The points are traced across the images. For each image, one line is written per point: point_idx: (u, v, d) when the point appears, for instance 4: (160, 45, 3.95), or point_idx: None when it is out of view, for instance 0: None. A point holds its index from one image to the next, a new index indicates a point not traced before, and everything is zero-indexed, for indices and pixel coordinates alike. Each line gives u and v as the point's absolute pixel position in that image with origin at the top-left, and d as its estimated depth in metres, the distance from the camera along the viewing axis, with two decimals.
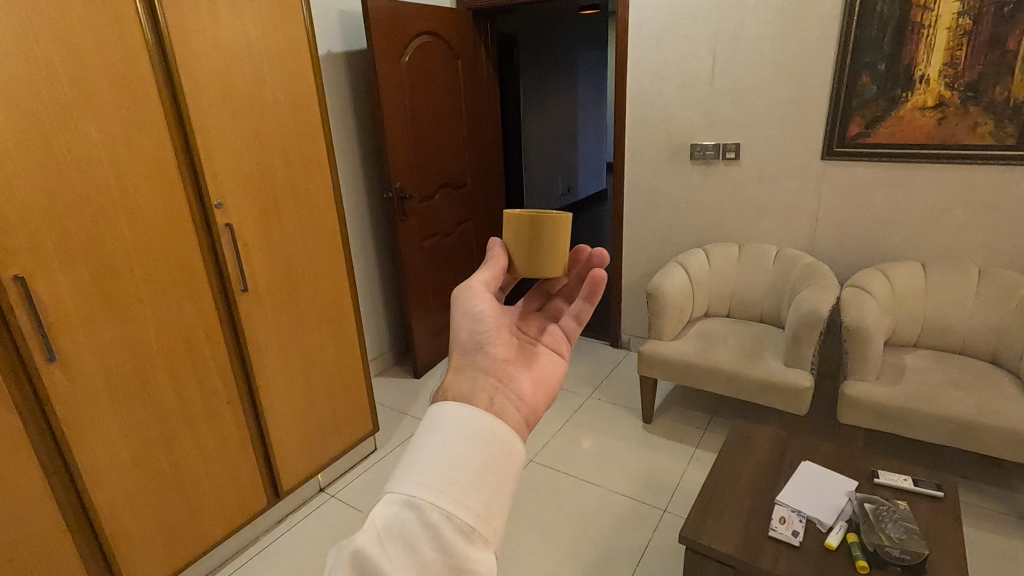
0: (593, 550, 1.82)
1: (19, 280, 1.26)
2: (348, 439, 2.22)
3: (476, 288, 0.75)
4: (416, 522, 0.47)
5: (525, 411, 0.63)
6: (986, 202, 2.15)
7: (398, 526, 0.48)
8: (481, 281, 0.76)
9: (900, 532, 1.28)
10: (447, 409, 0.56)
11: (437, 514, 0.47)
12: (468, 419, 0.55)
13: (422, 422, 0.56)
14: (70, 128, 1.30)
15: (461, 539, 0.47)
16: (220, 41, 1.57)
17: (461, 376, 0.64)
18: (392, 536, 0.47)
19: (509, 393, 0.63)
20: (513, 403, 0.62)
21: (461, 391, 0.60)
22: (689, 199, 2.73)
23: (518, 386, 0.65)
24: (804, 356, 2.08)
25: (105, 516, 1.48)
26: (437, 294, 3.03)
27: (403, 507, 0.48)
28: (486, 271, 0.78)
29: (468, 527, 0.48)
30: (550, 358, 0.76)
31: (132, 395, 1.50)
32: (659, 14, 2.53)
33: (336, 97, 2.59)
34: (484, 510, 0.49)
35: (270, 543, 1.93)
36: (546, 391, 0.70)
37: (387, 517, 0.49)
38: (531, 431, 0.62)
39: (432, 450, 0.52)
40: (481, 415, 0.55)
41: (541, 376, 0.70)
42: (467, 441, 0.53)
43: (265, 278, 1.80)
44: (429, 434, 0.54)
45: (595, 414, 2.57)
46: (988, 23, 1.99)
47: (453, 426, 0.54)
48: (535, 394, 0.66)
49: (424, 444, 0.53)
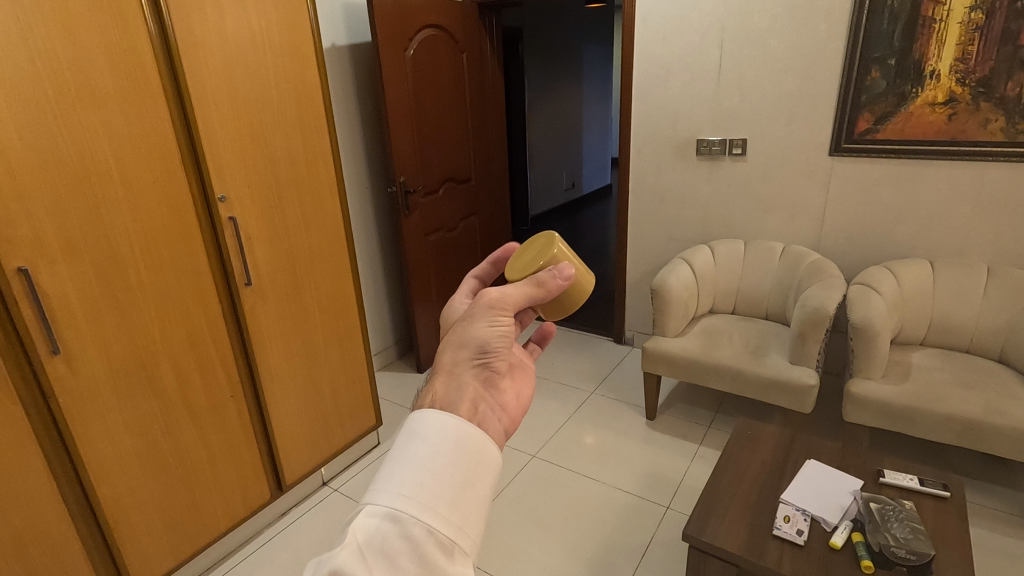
0: (595, 546, 1.82)
1: (23, 273, 1.26)
2: (352, 434, 2.22)
3: (497, 312, 0.69)
4: (397, 536, 0.49)
5: (506, 421, 0.65)
6: (996, 199, 2.13)
7: (379, 539, 0.49)
8: (505, 303, 0.69)
9: (905, 533, 1.27)
10: (429, 418, 0.57)
11: (418, 528, 0.49)
12: (452, 428, 0.56)
13: (403, 430, 0.57)
14: (73, 121, 1.29)
15: (441, 554, 0.49)
16: (225, 33, 1.56)
17: (450, 383, 0.63)
18: (373, 549, 0.49)
19: (493, 401, 0.64)
20: (496, 414, 0.64)
21: (447, 398, 0.61)
22: (695, 194, 2.71)
23: (503, 396, 0.67)
24: (809, 354, 2.06)
25: (109, 508, 1.49)
26: (441, 289, 3.02)
27: (385, 520, 0.50)
28: (514, 292, 0.71)
29: (447, 541, 0.50)
30: (527, 368, 0.76)
31: (136, 387, 1.50)
32: (666, 8, 2.51)
33: (341, 89, 2.58)
34: (463, 523, 0.51)
35: (271, 537, 1.94)
36: (527, 385, 0.73)
37: (368, 530, 0.50)
38: (510, 441, 0.65)
39: (413, 461, 0.53)
40: (463, 425, 0.57)
41: (525, 386, 0.73)
42: (448, 451, 0.55)
43: (269, 271, 1.80)
44: (411, 442, 0.55)
45: (599, 410, 2.56)
46: (1000, 17, 1.96)
47: (435, 435, 0.56)
48: (517, 403, 0.69)
49: (404, 453, 0.54)
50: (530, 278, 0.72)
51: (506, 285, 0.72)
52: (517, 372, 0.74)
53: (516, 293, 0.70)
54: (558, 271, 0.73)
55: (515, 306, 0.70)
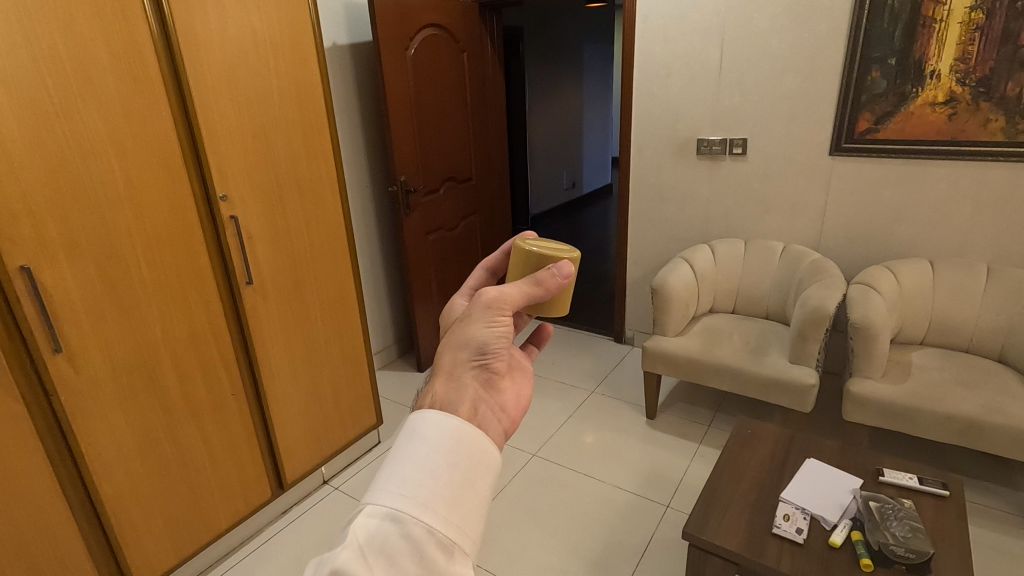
0: (596, 544, 1.83)
1: (26, 271, 1.26)
2: (353, 433, 2.22)
3: (495, 313, 0.69)
4: (397, 536, 0.50)
5: (505, 422, 0.66)
6: (996, 199, 2.13)
7: (380, 538, 0.50)
8: (504, 303, 0.69)
9: (904, 531, 1.28)
10: (429, 418, 0.58)
11: (419, 528, 0.50)
12: (451, 428, 0.57)
13: (403, 430, 0.58)
14: (76, 120, 1.29)
15: (441, 554, 0.50)
16: (226, 32, 1.56)
17: (450, 384, 0.64)
18: (373, 548, 0.49)
19: (493, 403, 0.65)
20: (496, 415, 0.64)
21: (447, 398, 0.62)
22: (695, 193, 2.71)
23: (503, 397, 0.67)
24: (809, 353, 2.07)
25: (111, 506, 1.49)
26: (442, 288, 3.02)
27: (386, 520, 0.50)
28: (512, 292, 0.70)
29: (447, 541, 0.50)
30: (527, 368, 0.77)
31: (138, 385, 1.50)
32: (667, 8, 2.51)
33: (341, 88, 2.58)
34: (463, 523, 0.52)
35: (273, 535, 1.94)
36: (526, 384, 0.74)
37: (368, 529, 0.50)
38: (509, 441, 0.65)
39: (413, 460, 0.54)
40: (463, 425, 0.57)
41: (524, 387, 0.73)
42: (449, 451, 0.55)
43: (270, 270, 1.80)
44: (411, 442, 0.56)
45: (600, 409, 2.57)
46: (1001, 17, 1.96)
47: (435, 435, 0.56)
48: (517, 403, 0.69)
49: (405, 453, 0.55)
50: (528, 277, 0.71)
51: (505, 284, 0.71)
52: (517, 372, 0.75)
53: (515, 292, 0.70)
54: (557, 269, 0.72)
55: (514, 306, 0.70)
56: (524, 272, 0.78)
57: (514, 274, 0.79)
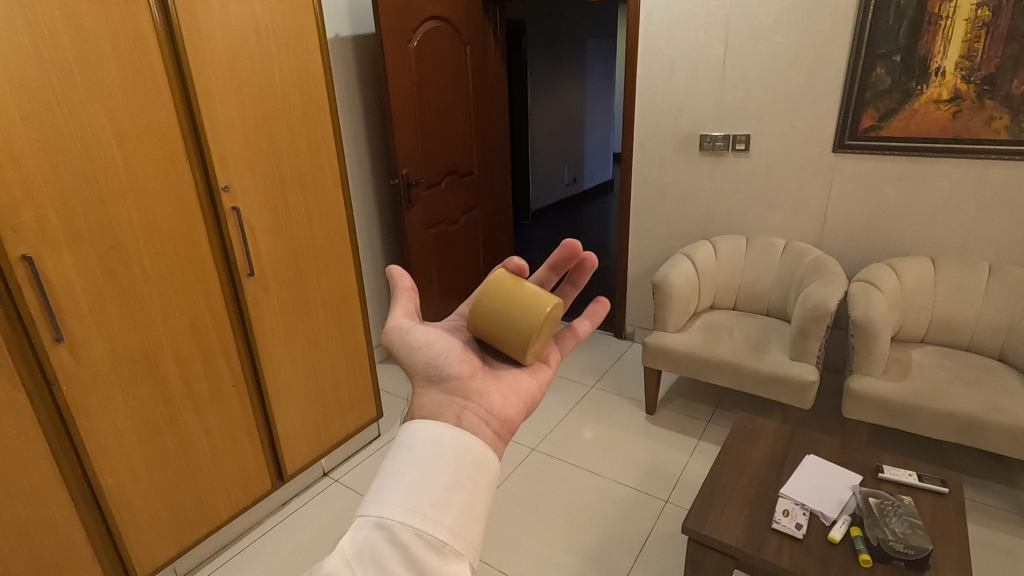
0: (595, 539, 1.83)
1: (28, 261, 1.26)
2: (353, 426, 2.22)
3: (405, 325, 0.82)
4: (386, 542, 0.50)
5: (496, 424, 0.69)
6: (999, 196, 2.12)
7: (368, 547, 0.51)
8: (403, 315, 0.83)
9: (903, 527, 1.29)
10: (417, 429, 0.61)
11: (407, 533, 0.51)
12: (436, 436, 0.60)
13: (394, 444, 0.61)
14: (79, 110, 1.29)
15: (433, 554, 0.51)
16: (229, 25, 1.55)
17: (433, 399, 0.71)
18: (362, 557, 0.50)
19: (477, 409, 0.70)
20: (482, 418, 0.69)
21: (431, 410, 0.68)
22: (698, 189, 2.71)
23: (488, 402, 0.72)
24: (810, 350, 2.06)
25: (113, 496, 1.50)
26: (443, 281, 3.02)
27: (375, 528, 0.52)
28: (404, 305, 0.84)
29: (439, 542, 0.51)
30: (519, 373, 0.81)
31: (139, 376, 1.51)
32: (671, 2, 2.50)
33: (343, 80, 2.57)
34: (456, 525, 0.53)
35: (273, 527, 1.95)
36: (513, 386, 0.78)
37: (357, 542, 0.51)
38: (504, 443, 0.69)
39: (402, 470, 0.56)
40: (450, 430, 0.60)
41: (513, 386, 0.78)
42: (436, 457, 0.57)
43: (271, 260, 1.79)
44: (400, 453, 0.59)
45: (600, 404, 2.57)
46: (1007, 14, 1.95)
47: (422, 444, 0.59)
48: (504, 405, 0.73)
49: (394, 463, 0.57)
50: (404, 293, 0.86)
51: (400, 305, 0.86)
52: (502, 376, 0.79)
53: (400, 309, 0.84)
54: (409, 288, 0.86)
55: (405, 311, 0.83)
56: (507, 306, 0.82)
57: (504, 305, 0.82)
